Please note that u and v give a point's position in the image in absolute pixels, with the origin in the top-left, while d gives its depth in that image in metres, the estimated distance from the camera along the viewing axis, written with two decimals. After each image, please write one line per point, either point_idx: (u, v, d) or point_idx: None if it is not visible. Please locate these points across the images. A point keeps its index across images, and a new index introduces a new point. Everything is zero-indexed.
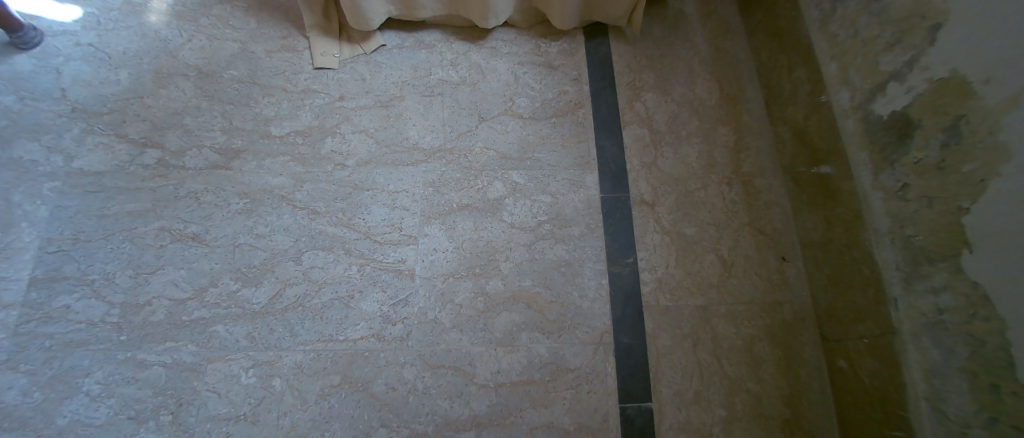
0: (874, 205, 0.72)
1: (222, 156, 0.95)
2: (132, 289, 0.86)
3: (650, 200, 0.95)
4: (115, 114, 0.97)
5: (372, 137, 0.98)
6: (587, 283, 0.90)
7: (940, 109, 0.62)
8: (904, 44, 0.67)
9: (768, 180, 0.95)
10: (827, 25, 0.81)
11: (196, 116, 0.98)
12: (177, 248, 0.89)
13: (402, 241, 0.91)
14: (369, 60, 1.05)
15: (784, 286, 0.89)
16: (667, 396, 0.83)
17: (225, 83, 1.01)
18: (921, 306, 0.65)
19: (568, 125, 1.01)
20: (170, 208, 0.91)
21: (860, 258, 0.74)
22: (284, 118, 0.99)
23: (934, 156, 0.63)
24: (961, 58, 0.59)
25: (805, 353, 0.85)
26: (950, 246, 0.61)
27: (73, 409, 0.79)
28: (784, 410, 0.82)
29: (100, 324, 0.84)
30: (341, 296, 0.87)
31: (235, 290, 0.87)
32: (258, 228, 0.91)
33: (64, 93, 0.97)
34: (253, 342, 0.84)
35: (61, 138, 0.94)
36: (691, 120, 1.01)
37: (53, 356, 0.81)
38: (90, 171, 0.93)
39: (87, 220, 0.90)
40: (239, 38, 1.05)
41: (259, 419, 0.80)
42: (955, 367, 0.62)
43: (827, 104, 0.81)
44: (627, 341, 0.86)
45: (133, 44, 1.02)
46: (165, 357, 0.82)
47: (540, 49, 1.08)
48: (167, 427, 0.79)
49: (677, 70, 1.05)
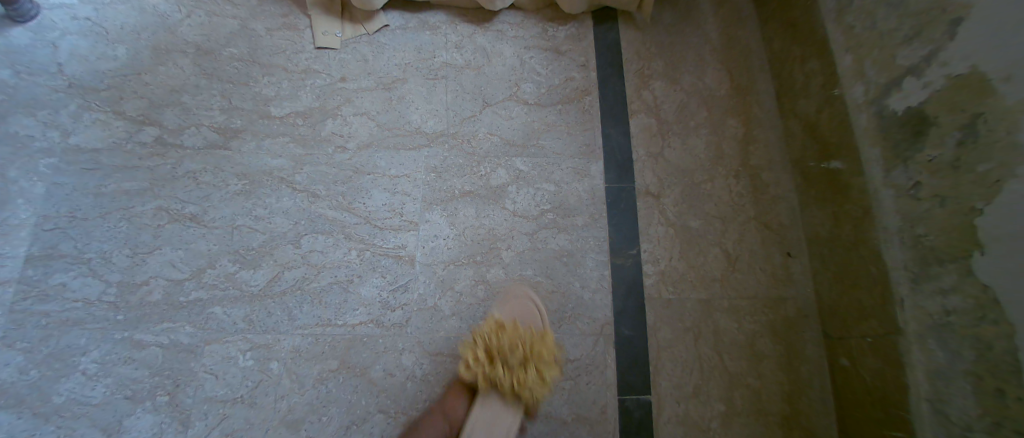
0: (885, 203, 0.70)
1: (220, 136, 0.94)
2: (129, 268, 0.85)
3: (655, 192, 0.94)
4: (112, 91, 0.95)
5: (373, 120, 0.97)
6: (588, 274, 0.89)
7: (957, 106, 0.60)
8: (923, 37, 0.65)
9: (776, 174, 0.93)
10: (843, 16, 0.79)
11: (194, 94, 0.96)
12: (174, 228, 0.88)
13: (403, 227, 0.90)
14: (371, 41, 1.02)
15: (789, 281, 0.88)
16: (667, 389, 0.83)
17: (224, 61, 0.98)
18: (928, 307, 0.64)
19: (574, 112, 0.99)
20: (167, 188, 0.90)
21: (868, 255, 0.73)
22: (284, 98, 0.97)
23: (948, 155, 0.61)
24: (983, 53, 0.57)
25: (807, 350, 0.84)
26: (961, 246, 0.60)
27: (70, 388, 0.78)
28: (783, 407, 0.82)
29: (96, 303, 0.83)
30: (340, 280, 0.87)
31: (233, 272, 0.86)
32: (257, 210, 0.90)
33: (60, 68, 0.94)
34: (251, 325, 0.84)
35: (58, 115, 0.92)
36: (699, 111, 0.99)
37: (49, 334, 0.81)
38: (87, 148, 0.91)
39: (83, 197, 0.88)
40: (239, 15, 1.02)
41: (256, 402, 0.80)
42: (959, 370, 0.60)
43: (840, 98, 0.78)
44: (627, 333, 0.86)
45: (131, 18, 0.99)
46: (162, 338, 0.82)
47: (547, 33, 1.05)
48: (164, 407, 0.79)
49: (687, 58, 1.03)
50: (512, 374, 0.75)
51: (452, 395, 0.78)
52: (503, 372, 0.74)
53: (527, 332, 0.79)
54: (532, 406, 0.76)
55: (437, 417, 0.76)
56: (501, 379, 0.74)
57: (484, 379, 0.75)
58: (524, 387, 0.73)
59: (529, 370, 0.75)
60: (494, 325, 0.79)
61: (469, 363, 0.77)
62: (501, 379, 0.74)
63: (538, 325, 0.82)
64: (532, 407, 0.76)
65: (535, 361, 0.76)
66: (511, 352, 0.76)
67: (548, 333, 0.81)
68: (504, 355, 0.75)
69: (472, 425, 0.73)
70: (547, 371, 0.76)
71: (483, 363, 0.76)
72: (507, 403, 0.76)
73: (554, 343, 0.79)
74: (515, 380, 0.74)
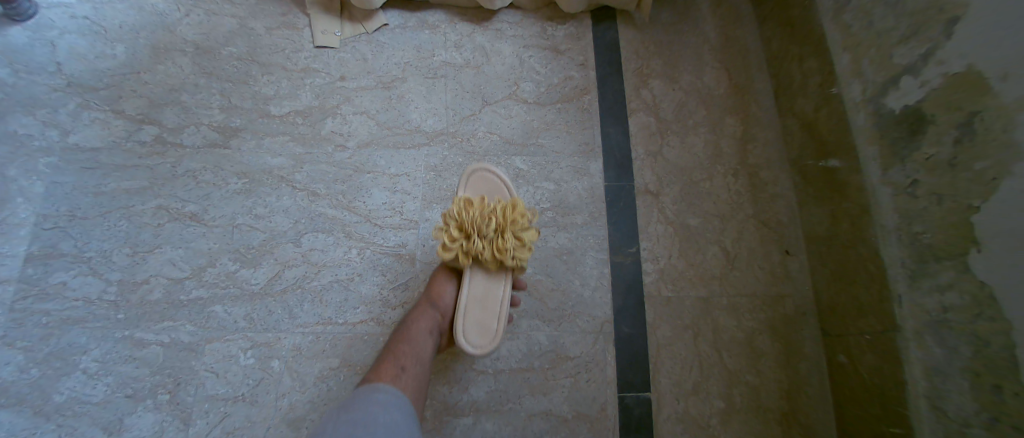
0: (882, 200, 0.70)
1: (220, 135, 0.94)
2: (129, 267, 0.85)
3: (654, 190, 0.94)
4: (112, 89, 0.94)
5: (373, 119, 0.97)
6: (588, 272, 0.89)
7: (954, 104, 0.60)
8: (920, 36, 0.65)
9: (774, 172, 0.94)
10: (841, 15, 0.79)
11: (194, 93, 0.96)
12: (174, 227, 0.88)
13: (403, 226, 0.90)
14: (371, 40, 1.02)
15: (786, 279, 0.88)
16: (666, 386, 0.84)
17: (223, 60, 0.98)
18: (925, 304, 0.64)
19: (573, 111, 0.99)
20: (167, 187, 0.90)
21: (865, 253, 0.73)
22: (284, 97, 0.97)
23: (946, 153, 0.61)
24: (980, 52, 0.58)
25: (805, 347, 0.85)
26: (959, 243, 0.60)
27: (70, 387, 0.78)
28: (782, 403, 0.83)
29: (96, 302, 0.83)
30: (340, 279, 0.87)
31: (233, 271, 0.86)
32: (257, 209, 0.90)
33: (59, 67, 0.94)
34: (251, 324, 0.84)
35: (57, 114, 0.92)
36: (698, 109, 0.99)
37: (49, 333, 0.81)
38: (87, 147, 0.91)
39: (83, 196, 0.88)
40: (238, 14, 1.02)
41: (257, 401, 0.80)
42: (956, 366, 0.60)
43: (837, 97, 0.79)
44: (627, 331, 0.86)
45: (130, 17, 0.99)
46: (163, 337, 0.82)
47: (547, 32, 1.05)
48: (165, 406, 0.79)
49: (685, 58, 1.03)
50: (491, 244, 0.74)
51: (438, 283, 0.79)
52: (482, 245, 0.74)
53: (497, 203, 0.77)
54: (517, 270, 0.78)
55: (430, 307, 0.77)
56: (483, 252, 0.74)
57: (466, 256, 0.75)
58: (506, 254, 0.73)
59: (507, 238, 0.74)
60: (462, 202, 0.76)
61: (446, 244, 0.75)
62: (483, 252, 0.74)
63: (507, 194, 0.81)
64: (518, 272, 0.79)
65: (510, 228, 0.75)
66: (485, 224, 0.73)
67: (519, 201, 0.78)
68: (479, 228, 0.73)
69: (464, 302, 0.76)
70: (525, 234, 0.76)
71: (460, 242, 0.74)
72: (493, 273, 0.78)
73: (526, 208, 0.78)
74: (496, 249, 0.74)
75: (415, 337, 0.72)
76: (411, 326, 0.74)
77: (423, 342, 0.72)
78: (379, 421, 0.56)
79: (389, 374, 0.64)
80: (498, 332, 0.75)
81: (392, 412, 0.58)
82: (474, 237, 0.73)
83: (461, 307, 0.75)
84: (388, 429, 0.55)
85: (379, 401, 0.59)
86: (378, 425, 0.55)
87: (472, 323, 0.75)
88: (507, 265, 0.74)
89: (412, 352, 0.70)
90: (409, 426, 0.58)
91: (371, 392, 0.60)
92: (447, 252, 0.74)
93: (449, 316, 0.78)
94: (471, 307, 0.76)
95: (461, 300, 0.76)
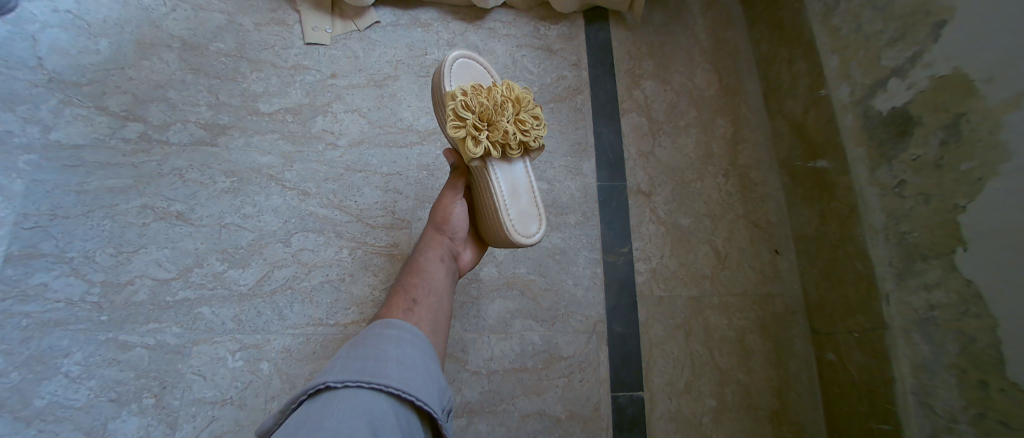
0: (870, 201, 0.71)
1: (208, 132, 0.92)
2: (112, 268, 0.83)
3: (645, 190, 0.95)
4: (95, 85, 0.92)
5: (365, 117, 0.96)
6: (580, 272, 0.89)
7: (940, 107, 0.61)
8: (908, 40, 0.66)
9: (764, 172, 0.95)
10: (830, 18, 0.80)
11: (180, 90, 0.94)
12: (160, 227, 0.86)
13: (395, 225, 0.90)
14: (362, 37, 1.01)
15: (776, 278, 0.89)
16: (658, 385, 0.84)
17: (210, 56, 0.96)
18: (913, 302, 0.65)
19: (566, 110, 0.99)
20: (152, 186, 0.88)
21: (854, 253, 0.74)
22: (273, 95, 0.96)
23: (932, 154, 0.62)
24: (966, 56, 0.59)
25: (794, 344, 0.86)
26: (945, 242, 0.61)
27: (52, 390, 0.76)
28: (773, 401, 0.84)
29: (79, 304, 0.81)
30: (331, 279, 0.86)
31: (220, 271, 0.85)
32: (246, 209, 0.88)
33: (39, 61, 0.91)
34: (240, 325, 0.82)
35: (38, 110, 0.89)
36: (689, 110, 1.00)
37: (30, 336, 0.78)
38: (68, 145, 0.88)
39: (65, 195, 0.86)
40: (226, 10, 1.00)
41: (245, 403, 0.78)
42: (943, 363, 0.61)
43: (826, 98, 0.80)
44: (620, 330, 0.86)
45: (114, 12, 0.97)
46: (148, 339, 0.80)
47: (539, 32, 1.05)
48: (150, 409, 0.77)
49: (677, 59, 1.04)
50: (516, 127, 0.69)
51: (444, 205, 0.74)
52: (511, 131, 0.68)
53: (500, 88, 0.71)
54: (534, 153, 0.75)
55: (439, 233, 0.73)
56: (513, 137, 0.68)
57: (495, 147, 0.68)
58: (534, 133, 0.70)
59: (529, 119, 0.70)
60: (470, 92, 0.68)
61: (473, 138, 0.66)
62: (513, 137, 0.68)
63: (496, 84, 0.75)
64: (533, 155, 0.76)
65: (523, 109, 0.71)
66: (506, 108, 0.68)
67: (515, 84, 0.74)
68: (502, 113, 0.67)
69: (501, 196, 0.68)
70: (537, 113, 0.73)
71: (486, 132, 0.67)
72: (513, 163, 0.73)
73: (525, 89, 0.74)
74: (522, 132, 0.69)
75: (426, 268, 0.68)
76: (422, 256, 0.70)
77: (435, 270, 0.68)
78: (391, 356, 0.49)
79: (400, 310, 0.59)
80: (541, 213, 0.71)
81: (407, 347, 0.51)
82: (501, 123, 0.67)
83: (501, 203, 0.68)
84: (402, 364, 0.48)
85: (392, 336, 0.51)
86: (392, 361, 0.48)
87: (516, 215, 0.69)
88: (534, 147, 0.72)
89: (425, 283, 0.66)
90: (427, 361, 0.52)
91: (383, 327, 0.53)
92: (477, 147, 0.66)
93: (459, 235, 0.75)
94: (513, 198, 0.69)
95: (498, 197, 0.68)
